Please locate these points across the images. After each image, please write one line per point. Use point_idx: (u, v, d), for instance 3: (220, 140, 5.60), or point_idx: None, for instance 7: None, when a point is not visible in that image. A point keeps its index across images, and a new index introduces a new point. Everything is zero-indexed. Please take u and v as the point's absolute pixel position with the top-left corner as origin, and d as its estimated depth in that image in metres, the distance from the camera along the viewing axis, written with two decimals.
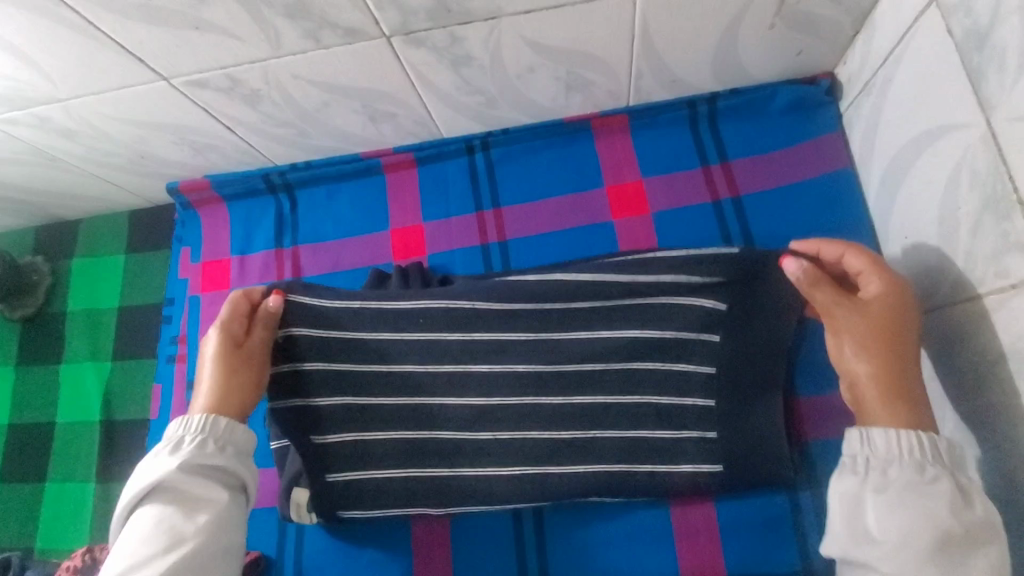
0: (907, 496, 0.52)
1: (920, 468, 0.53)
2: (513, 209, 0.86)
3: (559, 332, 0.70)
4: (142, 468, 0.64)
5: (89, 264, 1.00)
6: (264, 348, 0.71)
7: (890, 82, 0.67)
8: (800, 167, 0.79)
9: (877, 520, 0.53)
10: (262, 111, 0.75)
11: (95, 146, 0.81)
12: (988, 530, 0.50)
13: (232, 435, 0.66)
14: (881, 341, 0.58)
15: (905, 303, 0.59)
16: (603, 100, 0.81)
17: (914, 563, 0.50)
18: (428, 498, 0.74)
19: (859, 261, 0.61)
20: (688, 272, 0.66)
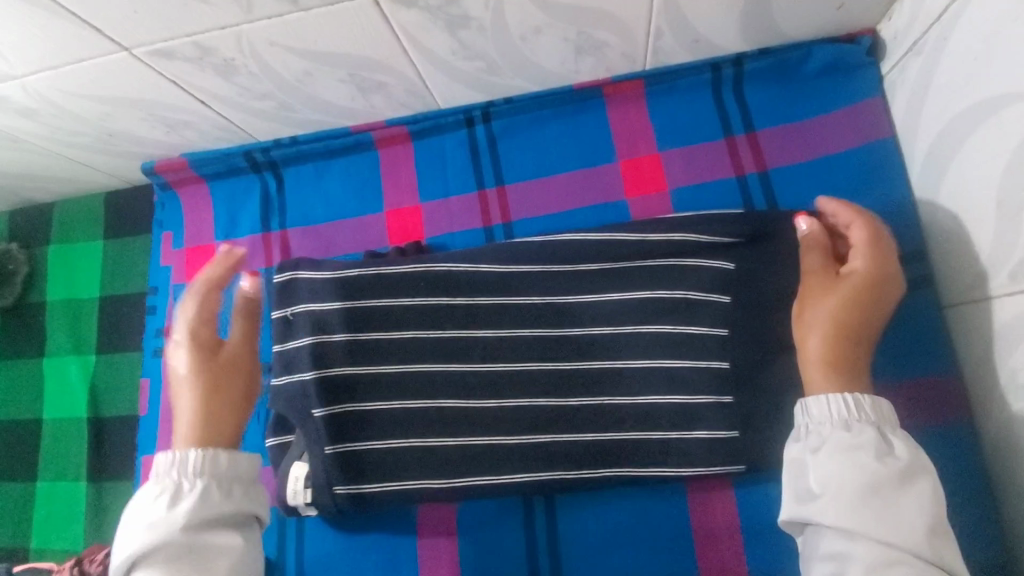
0: (841, 452, 0.51)
1: (849, 428, 0.52)
2: (517, 187, 0.79)
3: (559, 294, 0.69)
4: (128, 527, 0.51)
5: (66, 250, 0.95)
6: (241, 350, 0.63)
7: (945, 41, 0.59)
8: (835, 136, 0.71)
9: (817, 477, 0.51)
10: (238, 83, 0.67)
11: (60, 125, 0.74)
12: (916, 473, 0.49)
13: (235, 471, 0.55)
14: (840, 318, 0.58)
15: (883, 290, 0.59)
16: (617, 64, 0.72)
17: (853, 510, 0.48)
18: (428, 468, 0.66)
19: (861, 236, 0.61)
20: (698, 232, 0.67)
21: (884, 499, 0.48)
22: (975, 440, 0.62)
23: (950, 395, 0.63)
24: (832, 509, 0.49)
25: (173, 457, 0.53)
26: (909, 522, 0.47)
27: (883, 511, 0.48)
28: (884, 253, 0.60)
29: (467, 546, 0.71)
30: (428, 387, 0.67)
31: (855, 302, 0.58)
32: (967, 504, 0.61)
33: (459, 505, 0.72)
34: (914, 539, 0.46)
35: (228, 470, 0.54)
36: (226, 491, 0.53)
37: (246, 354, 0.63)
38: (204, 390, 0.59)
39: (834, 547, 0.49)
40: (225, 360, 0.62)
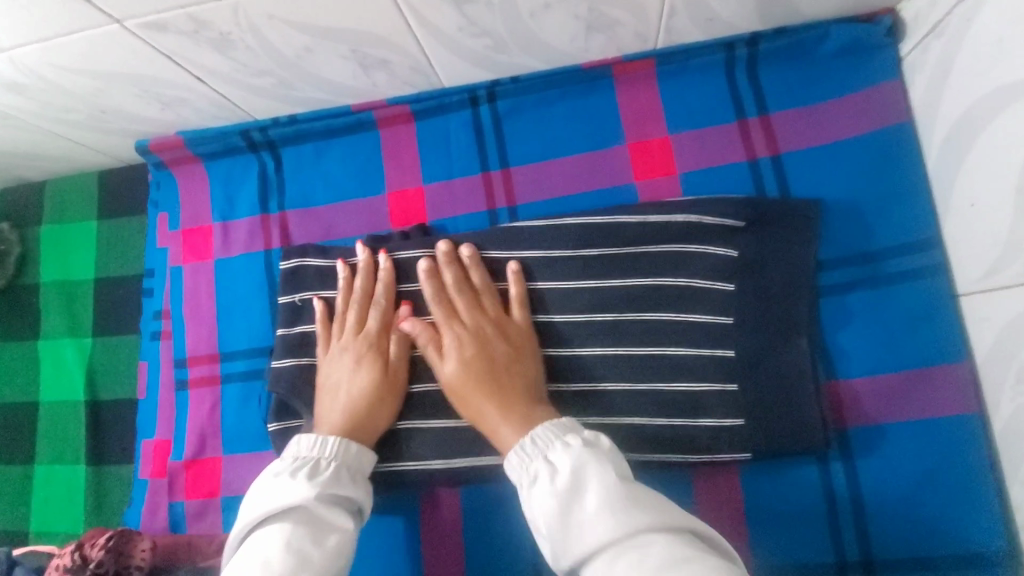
0: (531, 494, 0.49)
1: (531, 471, 0.51)
2: (523, 169, 0.77)
3: (560, 279, 0.67)
4: (262, 489, 0.54)
5: (60, 231, 0.92)
6: (398, 362, 0.66)
7: (968, 23, 0.57)
8: (850, 120, 0.69)
9: (536, 529, 0.49)
10: (234, 58, 0.65)
11: (50, 101, 0.71)
12: (585, 465, 0.49)
13: (360, 464, 0.60)
14: (456, 378, 0.61)
15: (487, 332, 0.64)
16: (627, 43, 0.70)
17: (563, 539, 0.46)
18: (432, 450, 0.66)
19: (451, 278, 0.67)
20: (698, 213, 0.67)
21: (577, 512, 0.47)
22: (982, 427, 0.62)
23: (960, 384, 0.63)
24: (558, 557, 0.46)
25: (314, 437, 0.59)
26: (599, 514, 0.46)
27: (582, 526, 0.46)
28: (479, 305, 0.66)
29: (470, 531, 0.70)
30: (432, 371, 0.67)
31: (469, 363, 0.61)
32: (971, 492, 0.61)
33: (463, 491, 0.71)
34: (614, 521, 0.45)
35: (354, 462, 0.59)
36: (349, 480, 0.58)
37: (401, 365, 0.66)
38: (366, 396, 0.63)
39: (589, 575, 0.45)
40: (378, 371, 0.65)
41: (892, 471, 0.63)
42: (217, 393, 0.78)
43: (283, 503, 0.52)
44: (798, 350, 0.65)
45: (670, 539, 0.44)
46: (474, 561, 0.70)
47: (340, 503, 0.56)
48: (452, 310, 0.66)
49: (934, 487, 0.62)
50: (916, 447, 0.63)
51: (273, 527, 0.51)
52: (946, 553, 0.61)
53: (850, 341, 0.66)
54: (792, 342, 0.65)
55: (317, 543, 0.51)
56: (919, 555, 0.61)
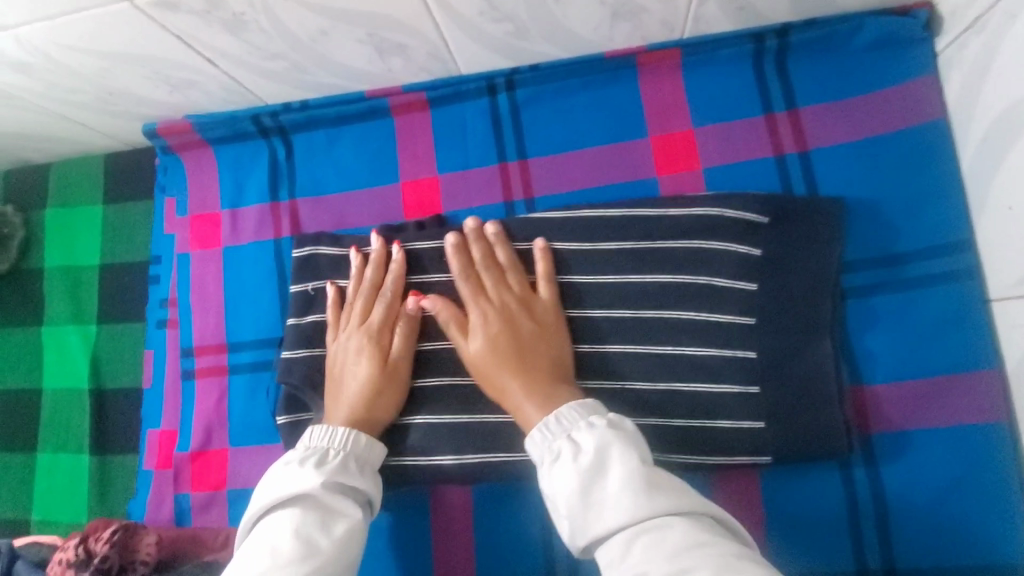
0: (551, 472, 0.50)
1: (553, 449, 0.51)
2: (541, 161, 0.75)
3: (583, 272, 0.65)
4: (273, 477, 0.56)
5: (65, 215, 0.90)
6: (402, 356, 0.65)
7: (1012, 18, 0.55)
8: (882, 116, 0.67)
9: (553, 507, 0.49)
10: (247, 40, 0.62)
11: (55, 82, 0.69)
12: (608, 445, 0.49)
13: (368, 454, 0.60)
14: (478, 359, 0.61)
15: (513, 310, 0.62)
16: (653, 31, 0.68)
17: (583, 518, 0.47)
18: (444, 446, 0.64)
19: (476, 255, 0.66)
20: (721, 207, 0.65)
21: (597, 491, 0.47)
22: (1010, 436, 0.60)
23: (989, 391, 0.61)
24: (576, 534, 0.47)
25: (324, 426, 0.60)
26: (620, 495, 0.46)
27: (603, 506, 0.46)
28: (503, 282, 0.65)
29: (481, 529, 0.69)
30: (446, 365, 0.65)
31: (492, 342, 0.61)
32: (997, 502, 0.60)
33: (475, 489, 0.70)
34: (635, 503, 0.45)
35: (364, 453, 0.60)
36: (358, 471, 0.58)
37: (404, 358, 0.65)
38: (369, 392, 0.62)
39: (605, 554, 0.46)
40: (382, 365, 0.64)
41: (916, 479, 0.62)
42: (224, 384, 0.77)
43: (290, 491, 0.54)
44: (822, 352, 0.63)
45: (690, 523, 0.45)
46: (485, 559, 0.68)
47: (348, 491, 0.57)
48: (479, 286, 0.65)
49: (960, 496, 0.60)
50: (942, 454, 0.61)
51: (282, 514, 0.53)
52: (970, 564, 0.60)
53: (876, 344, 0.64)
54: (815, 344, 0.63)
55: (324, 531, 0.53)
56: (942, 565, 0.60)
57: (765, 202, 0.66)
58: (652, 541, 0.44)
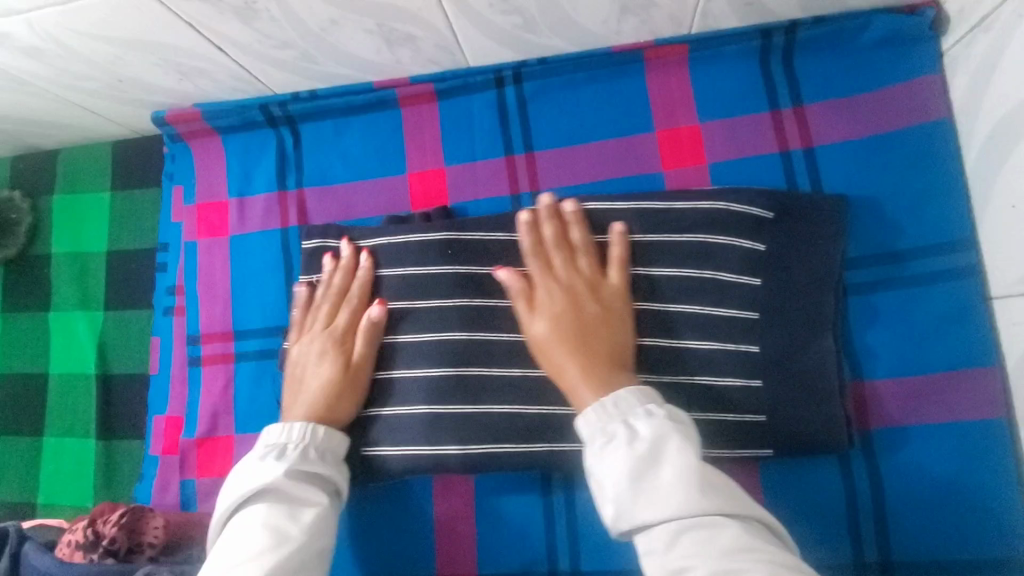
0: (602, 457, 0.51)
1: (609, 432, 0.52)
2: (548, 154, 0.75)
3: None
4: (238, 474, 0.59)
5: (73, 201, 0.91)
6: (364, 360, 0.67)
7: (1020, 18, 0.55)
8: (887, 114, 0.67)
9: (599, 490, 0.51)
10: (258, 28, 0.63)
11: (66, 67, 0.69)
12: (665, 438, 0.50)
13: (330, 443, 0.63)
14: (543, 334, 0.61)
15: (582, 290, 0.62)
16: (661, 26, 0.68)
17: (633, 505, 0.48)
18: (449, 436, 0.64)
19: (549, 234, 0.66)
20: (725, 201, 0.65)
21: (650, 481, 0.49)
22: (1008, 433, 0.61)
23: (988, 389, 0.62)
24: (622, 520, 0.49)
25: (282, 424, 0.62)
26: (674, 487, 0.48)
27: (654, 495, 0.48)
28: (574, 263, 0.64)
29: (483, 517, 0.70)
30: (451, 356, 0.65)
31: (558, 320, 0.60)
32: (993, 498, 0.60)
33: (476, 478, 0.70)
34: (689, 498, 0.47)
35: (326, 444, 0.62)
36: (323, 462, 0.61)
37: (365, 361, 0.67)
38: (331, 391, 0.65)
39: (648, 542, 0.48)
40: (344, 368, 0.66)
41: (914, 474, 0.62)
42: (230, 371, 0.77)
43: (254, 487, 0.57)
44: (826, 347, 0.64)
45: (740, 525, 0.46)
46: (487, 547, 0.69)
47: (313, 480, 0.60)
48: (548, 266, 0.64)
49: (956, 492, 0.61)
50: (939, 450, 0.62)
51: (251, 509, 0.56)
52: (964, 558, 0.60)
53: (878, 340, 0.65)
54: (817, 339, 0.64)
55: (290, 519, 0.56)
56: (936, 558, 0.61)
57: (770, 198, 0.66)
58: (698, 536, 0.46)
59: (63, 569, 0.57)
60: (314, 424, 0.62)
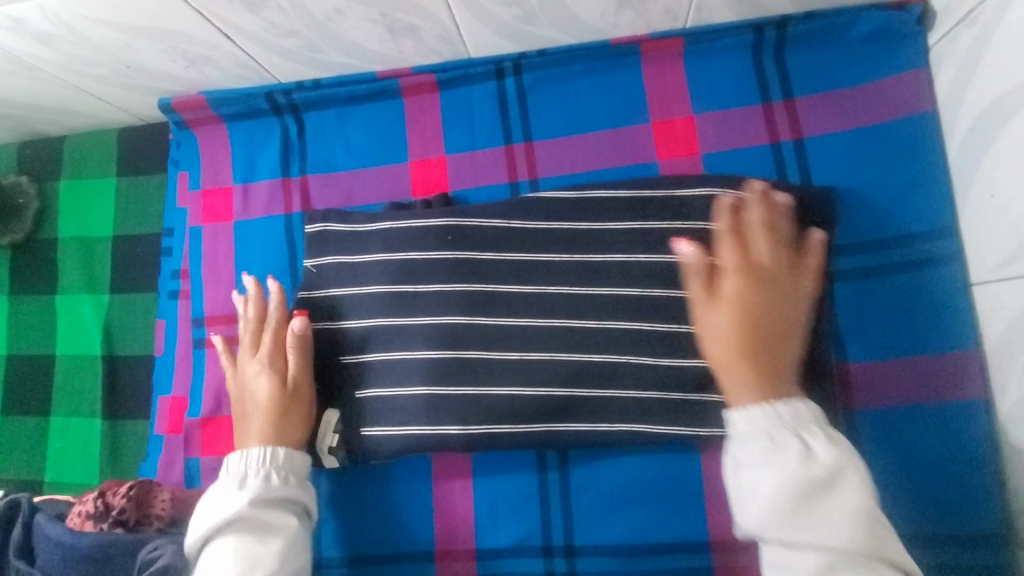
0: (765, 462, 0.48)
1: (774, 439, 0.50)
2: (546, 144, 0.77)
3: (595, 252, 0.69)
4: (204, 507, 0.58)
5: (79, 187, 0.93)
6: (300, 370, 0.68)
7: (1002, 14, 0.57)
8: (875, 107, 0.69)
9: (749, 494, 0.49)
10: (264, 17, 0.65)
11: (76, 54, 0.71)
12: (842, 466, 0.47)
13: (291, 464, 0.62)
14: (721, 322, 0.56)
15: (774, 288, 0.57)
16: (656, 19, 0.70)
17: (789, 522, 0.47)
18: (450, 414, 0.67)
19: (758, 217, 0.61)
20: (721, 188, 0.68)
21: (816, 504, 0.47)
22: (986, 415, 0.63)
23: (967, 372, 0.64)
24: (770, 528, 0.47)
25: (240, 452, 0.61)
26: (842, 521, 0.46)
27: (817, 520, 0.46)
28: (773, 256, 0.60)
29: (481, 495, 0.72)
30: (452, 339, 0.67)
31: (742, 312, 0.56)
32: (969, 476, 0.63)
33: (474, 457, 0.72)
34: (858, 536, 0.45)
35: (291, 467, 0.62)
36: (290, 485, 0.61)
37: (301, 371, 0.68)
38: (272, 413, 0.65)
39: (783, 559, 0.47)
40: (279, 385, 0.67)
41: (892, 452, 0.65)
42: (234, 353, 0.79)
43: (222, 518, 0.56)
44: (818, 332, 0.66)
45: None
46: (484, 524, 0.71)
47: (281, 504, 0.60)
48: (743, 254, 0.59)
49: (932, 469, 0.64)
50: (920, 433, 0.65)
51: (221, 541, 0.56)
52: (941, 532, 0.63)
53: (865, 326, 0.67)
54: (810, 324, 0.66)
55: (260, 545, 0.56)
56: (914, 531, 0.64)
57: (762, 187, 0.69)
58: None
59: (75, 538, 0.60)
60: (270, 446, 0.62)
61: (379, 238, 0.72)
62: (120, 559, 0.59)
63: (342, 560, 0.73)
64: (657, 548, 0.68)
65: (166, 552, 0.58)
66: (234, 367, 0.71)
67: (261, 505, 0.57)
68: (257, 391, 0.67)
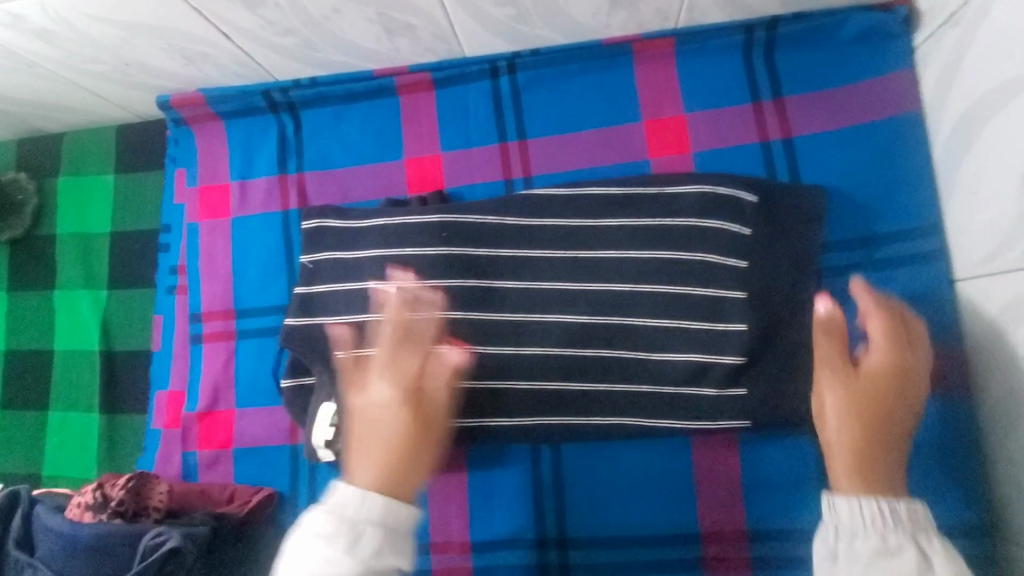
0: (875, 564, 0.46)
1: (882, 538, 0.47)
2: (540, 142, 0.78)
3: (588, 249, 0.70)
4: (297, 541, 0.49)
5: (77, 183, 0.93)
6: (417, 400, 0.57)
7: (984, 15, 0.58)
8: (862, 107, 0.71)
9: None
10: (262, 15, 0.66)
11: (76, 51, 0.72)
12: None
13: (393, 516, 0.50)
14: (838, 400, 0.55)
15: (903, 383, 0.56)
16: (648, 19, 0.71)
17: None
18: None
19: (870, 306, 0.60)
20: (712, 185, 0.69)
21: None
22: (971, 408, 0.65)
23: (953, 366, 0.65)
24: None
25: (352, 488, 0.50)
26: None
27: None
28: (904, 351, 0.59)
29: (475, 488, 0.73)
30: (447, 334, 0.68)
31: (863, 397, 0.55)
32: (952, 467, 0.64)
33: (468, 450, 0.73)
34: None
35: (383, 518, 0.49)
36: (371, 538, 0.48)
37: (416, 403, 0.57)
38: (393, 458, 0.53)
39: None
40: (411, 422, 0.55)
41: None
42: (232, 348, 0.80)
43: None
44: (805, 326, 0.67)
45: None
46: (478, 516, 0.72)
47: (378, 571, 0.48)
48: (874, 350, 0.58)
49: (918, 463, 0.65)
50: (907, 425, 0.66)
51: None
52: None
53: (852, 321, 0.69)
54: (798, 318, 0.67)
55: None
56: None
57: (750, 184, 0.70)
58: None
59: (76, 528, 0.61)
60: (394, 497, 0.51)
61: (375, 234, 0.73)
62: (119, 548, 0.60)
63: None
64: (648, 539, 0.69)
65: (171, 538, 0.59)
66: (351, 376, 0.59)
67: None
68: (376, 411, 0.55)
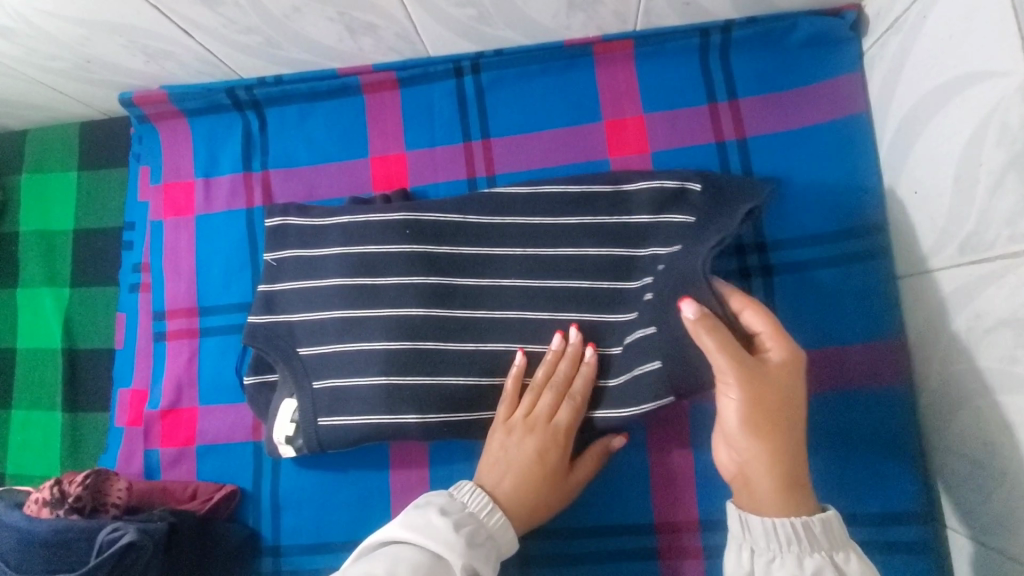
0: None
1: (799, 561, 0.51)
2: (503, 140, 0.79)
3: (548, 246, 0.71)
4: (414, 516, 0.57)
5: (40, 180, 0.92)
6: (567, 435, 0.66)
7: (923, 20, 0.60)
8: (814, 109, 0.73)
9: None
10: (222, 14, 0.66)
11: (35, 47, 0.72)
12: None
13: (498, 533, 0.60)
14: (739, 419, 0.55)
15: (798, 378, 0.56)
16: (608, 22, 0.73)
17: None
18: (406, 403, 0.67)
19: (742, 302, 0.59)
20: (660, 181, 0.71)
21: None
22: (912, 400, 0.67)
23: (893, 360, 0.68)
24: None
25: (476, 486, 0.62)
26: None
27: None
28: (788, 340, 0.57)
29: (437, 482, 0.73)
30: (407, 330, 0.68)
31: (761, 411, 0.54)
32: (890, 454, 0.67)
33: (431, 445, 0.74)
34: None
35: (494, 530, 0.60)
36: (478, 536, 0.57)
37: (570, 434, 0.66)
38: (533, 494, 0.65)
39: None
40: (545, 450, 0.65)
41: (830, 435, 0.69)
42: (195, 345, 0.80)
43: (419, 534, 0.54)
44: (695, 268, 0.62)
45: None
46: None
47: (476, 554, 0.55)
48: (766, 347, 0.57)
49: (863, 453, 0.68)
50: (852, 416, 0.68)
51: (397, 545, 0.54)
52: (870, 512, 0.67)
53: (803, 315, 0.71)
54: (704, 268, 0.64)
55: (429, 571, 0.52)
56: (850, 511, 0.67)
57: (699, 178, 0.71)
58: None
59: (33, 523, 0.61)
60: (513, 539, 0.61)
61: (338, 232, 0.73)
62: (76, 543, 0.60)
63: (300, 546, 0.74)
64: (606, 530, 0.71)
65: (127, 534, 0.59)
66: (508, 410, 0.68)
67: (460, 552, 0.53)
68: (517, 444, 0.66)
